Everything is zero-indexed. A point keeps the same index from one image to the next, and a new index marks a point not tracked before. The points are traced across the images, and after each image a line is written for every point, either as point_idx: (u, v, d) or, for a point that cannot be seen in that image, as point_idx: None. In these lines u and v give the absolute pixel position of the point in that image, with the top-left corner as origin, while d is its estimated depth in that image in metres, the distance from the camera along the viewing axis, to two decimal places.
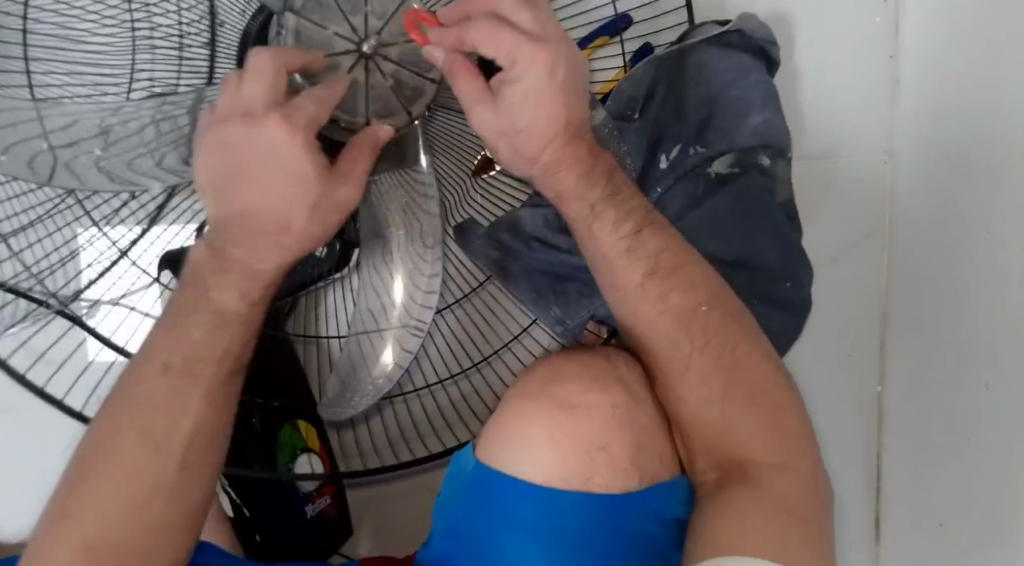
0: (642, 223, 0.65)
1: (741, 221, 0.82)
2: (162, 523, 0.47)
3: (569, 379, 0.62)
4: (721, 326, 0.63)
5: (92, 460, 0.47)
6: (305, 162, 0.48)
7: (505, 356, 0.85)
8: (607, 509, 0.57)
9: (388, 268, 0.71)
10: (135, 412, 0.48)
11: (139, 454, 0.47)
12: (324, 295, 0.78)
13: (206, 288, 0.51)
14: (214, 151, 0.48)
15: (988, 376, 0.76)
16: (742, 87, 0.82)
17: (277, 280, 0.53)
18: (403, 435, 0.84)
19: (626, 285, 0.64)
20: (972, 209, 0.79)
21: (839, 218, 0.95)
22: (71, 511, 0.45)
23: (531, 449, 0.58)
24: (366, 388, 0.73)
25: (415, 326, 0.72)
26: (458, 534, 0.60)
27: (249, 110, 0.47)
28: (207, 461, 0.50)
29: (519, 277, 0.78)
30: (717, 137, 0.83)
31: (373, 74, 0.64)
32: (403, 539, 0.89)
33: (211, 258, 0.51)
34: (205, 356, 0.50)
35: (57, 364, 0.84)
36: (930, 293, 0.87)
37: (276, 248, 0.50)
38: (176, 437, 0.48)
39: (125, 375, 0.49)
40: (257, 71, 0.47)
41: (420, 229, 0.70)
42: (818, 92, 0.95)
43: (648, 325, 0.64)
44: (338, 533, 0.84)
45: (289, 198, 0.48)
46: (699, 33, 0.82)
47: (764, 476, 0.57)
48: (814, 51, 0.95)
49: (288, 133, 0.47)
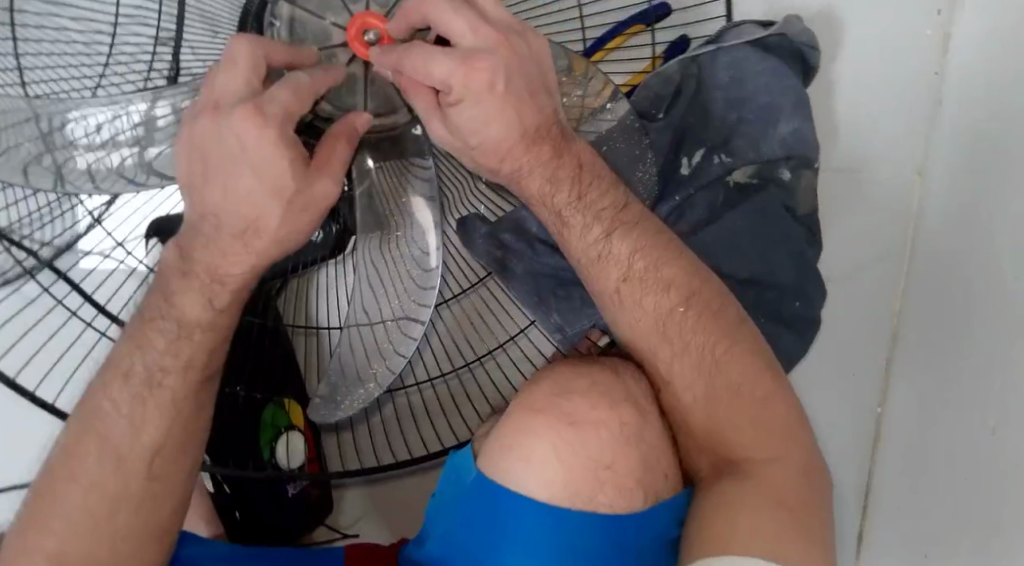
0: (612, 225, 0.63)
1: (756, 240, 0.79)
2: (135, 529, 0.51)
3: (577, 393, 0.60)
4: (698, 327, 0.62)
5: (62, 461, 0.51)
6: (287, 178, 0.46)
7: (499, 357, 0.83)
8: (611, 528, 0.56)
9: (383, 262, 0.66)
10: (101, 420, 0.52)
11: (100, 465, 0.51)
12: (315, 277, 0.75)
13: (170, 298, 0.51)
14: (193, 147, 0.46)
15: (997, 410, 0.76)
16: (774, 92, 0.79)
17: (249, 283, 0.52)
18: (391, 434, 0.83)
19: (607, 291, 0.64)
20: (991, 236, 0.79)
21: (851, 227, 0.95)
22: (41, 510, 0.50)
23: (536, 466, 0.56)
24: (357, 392, 0.68)
25: (412, 324, 0.66)
26: (455, 542, 0.59)
27: (220, 102, 0.45)
28: (177, 470, 0.54)
29: (521, 278, 0.76)
30: (743, 146, 0.80)
31: (372, 71, 0.61)
32: (385, 518, 0.90)
33: (178, 262, 0.51)
34: (169, 366, 0.52)
35: (30, 353, 0.79)
36: (947, 312, 0.87)
37: (246, 252, 0.49)
38: (138, 451, 0.52)
39: (97, 376, 0.53)
40: (233, 63, 0.45)
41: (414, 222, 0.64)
42: (851, 98, 0.94)
43: (630, 329, 0.64)
44: (318, 508, 0.85)
45: (257, 201, 0.46)
46: (742, 34, 0.81)
47: (756, 469, 0.58)
48: (863, 53, 0.93)
49: (258, 125, 0.43)
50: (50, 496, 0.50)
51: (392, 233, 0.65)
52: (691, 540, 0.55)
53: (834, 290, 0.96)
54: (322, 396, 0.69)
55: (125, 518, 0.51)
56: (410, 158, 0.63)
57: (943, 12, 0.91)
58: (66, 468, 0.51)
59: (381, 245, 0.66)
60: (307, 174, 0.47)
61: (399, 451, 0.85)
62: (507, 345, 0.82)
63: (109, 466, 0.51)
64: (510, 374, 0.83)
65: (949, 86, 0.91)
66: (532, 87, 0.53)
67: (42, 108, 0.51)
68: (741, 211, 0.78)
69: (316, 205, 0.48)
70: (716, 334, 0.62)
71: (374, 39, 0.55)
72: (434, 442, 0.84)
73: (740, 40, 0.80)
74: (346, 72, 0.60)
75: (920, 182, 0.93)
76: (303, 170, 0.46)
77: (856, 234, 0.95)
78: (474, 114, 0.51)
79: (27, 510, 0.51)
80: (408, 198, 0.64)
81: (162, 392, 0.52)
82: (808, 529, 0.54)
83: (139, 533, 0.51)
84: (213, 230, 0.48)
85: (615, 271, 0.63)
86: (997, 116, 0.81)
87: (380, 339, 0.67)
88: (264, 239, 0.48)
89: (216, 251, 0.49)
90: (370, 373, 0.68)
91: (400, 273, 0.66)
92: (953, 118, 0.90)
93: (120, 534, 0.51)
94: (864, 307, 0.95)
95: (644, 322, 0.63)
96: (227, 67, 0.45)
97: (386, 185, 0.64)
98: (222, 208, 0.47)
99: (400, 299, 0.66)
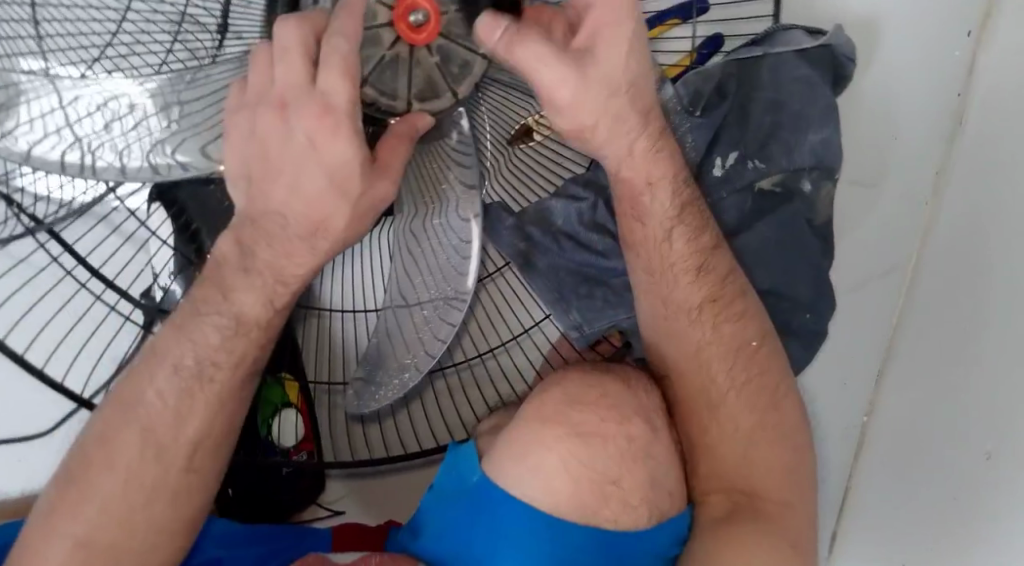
0: (718, 239, 0.64)
1: (779, 249, 0.79)
2: (172, 514, 0.52)
3: (589, 406, 0.58)
4: (729, 354, 0.64)
5: (102, 450, 0.51)
6: (350, 174, 0.45)
7: (512, 349, 0.77)
8: (610, 545, 0.55)
9: (416, 250, 0.62)
10: (143, 410, 0.51)
11: (144, 454, 0.51)
12: (351, 267, 0.73)
13: (225, 290, 0.51)
14: (255, 139, 0.46)
15: (989, 445, 0.75)
16: (807, 100, 0.77)
17: (307, 283, 0.52)
18: (402, 429, 0.77)
19: (703, 308, 0.64)
20: (987, 269, 0.78)
21: (868, 240, 0.93)
22: (83, 495, 0.51)
23: (543, 477, 0.55)
24: (391, 382, 0.64)
25: (452, 302, 0.61)
26: (449, 543, 0.57)
27: (285, 98, 0.44)
28: (214, 462, 0.54)
29: (544, 274, 0.72)
30: (779, 151, 0.77)
31: (419, 50, 0.52)
32: (375, 510, 0.89)
33: (237, 255, 0.50)
34: (219, 360, 0.52)
35: (40, 327, 0.77)
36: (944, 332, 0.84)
37: (310, 252, 0.49)
38: (180, 444, 0.52)
39: (139, 364, 0.52)
40: (286, 49, 0.44)
41: (456, 205, 0.59)
42: (876, 115, 0.91)
43: (674, 349, 0.64)
44: (311, 491, 0.84)
45: (319, 199, 0.46)
46: (786, 40, 0.76)
47: (771, 511, 0.59)
48: (897, 65, 0.90)
49: (330, 127, 0.43)
50: (84, 483, 0.51)
51: (427, 220, 0.61)
52: (695, 554, 0.57)
53: (843, 306, 0.94)
54: (356, 385, 0.66)
55: (160, 509, 0.52)
56: (449, 132, 0.58)
57: (971, 35, 0.87)
58: (103, 456, 0.51)
59: (417, 227, 0.62)
60: (371, 172, 0.47)
61: (406, 441, 0.78)
62: (520, 337, 0.77)
63: (149, 458, 0.51)
64: (524, 366, 0.77)
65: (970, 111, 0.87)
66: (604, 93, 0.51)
67: (65, 85, 0.50)
68: (770, 222, 0.78)
69: (373, 206, 0.49)
70: (769, 388, 0.63)
71: (422, 21, 0.50)
72: (441, 432, 0.78)
73: (786, 47, 0.75)
74: (386, 53, 0.52)
75: (932, 206, 0.91)
76: (367, 168, 0.46)
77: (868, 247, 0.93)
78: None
79: (63, 494, 0.51)
80: (450, 184, 0.59)
81: (211, 387, 0.52)
82: (807, 559, 0.58)
83: (171, 526, 0.53)
84: (277, 228, 0.48)
85: (697, 283, 0.63)
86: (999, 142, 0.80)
87: (413, 328, 0.63)
88: (331, 240, 0.49)
89: (280, 250, 0.49)
90: (400, 364, 0.63)
91: (438, 264, 0.61)
92: (977, 138, 0.85)
93: (154, 525, 0.52)
94: (864, 323, 0.94)
95: (711, 348, 0.64)
96: (281, 55, 0.44)
97: (423, 172, 0.60)
98: (289, 209, 0.47)
99: (437, 291, 0.62)
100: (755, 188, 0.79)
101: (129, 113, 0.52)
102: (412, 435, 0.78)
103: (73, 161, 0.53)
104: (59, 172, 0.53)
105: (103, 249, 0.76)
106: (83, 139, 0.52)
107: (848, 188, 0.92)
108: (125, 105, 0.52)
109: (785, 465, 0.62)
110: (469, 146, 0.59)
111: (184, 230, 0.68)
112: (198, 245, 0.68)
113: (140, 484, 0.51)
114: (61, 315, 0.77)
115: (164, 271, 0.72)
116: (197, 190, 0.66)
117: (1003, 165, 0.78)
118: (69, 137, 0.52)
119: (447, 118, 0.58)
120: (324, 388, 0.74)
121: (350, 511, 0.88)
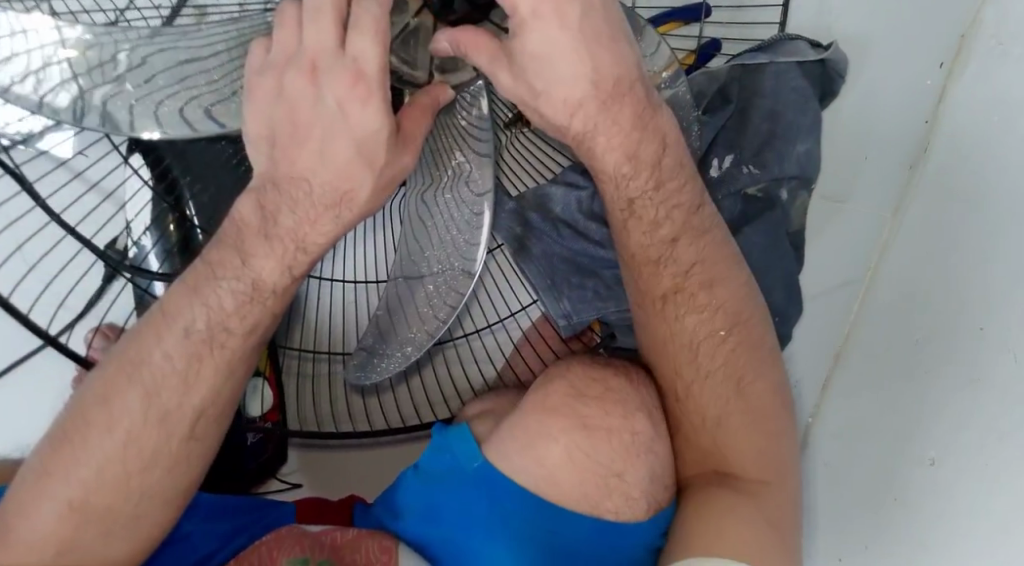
0: (681, 230, 0.60)
1: (769, 258, 0.78)
2: (173, 479, 0.51)
3: (592, 398, 0.59)
4: (731, 355, 0.60)
5: (103, 410, 0.49)
6: (381, 145, 0.45)
7: (498, 332, 0.80)
8: (611, 535, 0.56)
9: (427, 222, 0.61)
10: (146, 373, 0.50)
11: (148, 420, 0.49)
12: (363, 242, 0.75)
13: (243, 256, 0.50)
14: (282, 101, 0.44)
15: (935, 452, 0.77)
16: (799, 110, 0.77)
17: (325, 252, 0.51)
18: (387, 405, 0.77)
19: (648, 301, 0.61)
20: (942, 285, 0.79)
21: (838, 245, 0.89)
22: (81, 456, 0.49)
23: (547, 466, 0.56)
24: (394, 354, 0.65)
25: (462, 277, 0.61)
26: (437, 527, 0.59)
27: (316, 61, 0.43)
28: (216, 429, 0.52)
29: (538, 259, 0.71)
30: (775, 159, 0.76)
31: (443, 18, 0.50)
32: (330, 483, 0.85)
33: (259, 219, 0.49)
34: (233, 327, 0.50)
35: (19, 276, 0.74)
36: (902, 346, 0.82)
37: (335, 220, 0.49)
38: (184, 410, 0.50)
39: (143, 324, 0.51)
40: (317, 10, 0.42)
41: (473, 175, 0.58)
42: (854, 125, 0.87)
43: (656, 337, 0.61)
44: (272, 461, 0.80)
45: (346, 164, 0.46)
46: (790, 51, 0.77)
47: None
48: (887, 79, 0.86)
49: (363, 93, 0.43)
50: (80, 444, 0.49)
51: (439, 194, 0.60)
52: None
53: (809, 312, 0.90)
54: (359, 356, 0.66)
55: (157, 476, 0.50)
56: (471, 107, 0.55)
57: (945, 66, 0.83)
58: (102, 417, 0.49)
59: (428, 204, 0.61)
60: (397, 141, 0.46)
61: (391, 417, 0.77)
62: (507, 321, 0.79)
63: (151, 421, 0.49)
64: (507, 345, 0.79)
65: (937, 139, 0.83)
66: (615, 93, 0.49)
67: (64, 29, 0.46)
68: (757, 227, 0.76)
69: (398, 173, 0.48)
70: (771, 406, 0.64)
71: None
72: (425, 409, 0.77)
73: (787, 59, 0.76)
74: (411, 22, 0.50)
75: (891, 220, 0.86)
76: (394, 137, 0.46)
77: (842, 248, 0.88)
78: (547, 57, 0.46)
79: (56, 456, 0.49)
80: (464, 159, 0.58)
81: (221, 352, 0.51)
82: None
83: (166, 492, 0.51)
84: (302, 194, 0.47)
85: (704, 283, 0.60)
86: (955, 161, 0.81)
87: (420, 303, 0.64)
88: (356, 210, 0.48)
89: (302, 217, 0.48)
90: (405, 338, 0.64)
91: (448, 238, 0.61)
92: (943, 159, 0.82)
93: (149, 492, 0.50)
94: (822, 332, 0.89)
95: (705, 344, 0.60)
96: (313, 15, 0.42)
97: (439, 150, 0.58)
98: (316, 175, 0.46)
99: (446, 265, 0.62)
100: (743, 193, 0.77)
101: (121, 59, 0.48)
102: (396, 411, 0.77)
103: (54, 102, 0.48)
104: (35, 110, 0.49)
105: (79, 208, 0.73)
106: (74, 83, 0.48)
107: (819, 204, 0.89)
108: (125, 53, 0.47)
109: (759, 451, 0.58)
110: (488, 122, 0.56)
111: (168, 192, 0.65)
112: (176, 196, 0.65)
113: (144, 450, 0.49)
114: (42, 268, 0.74)
115: (138, 222, 0.68)
116: (191, 147, 0.64)
117: (963, 182, 0.80)
118: (62, 78, 0.47)
119: (459, 98, 0.55)
120: (308, 356, 0.74)
121: (307, 484, 0.85)
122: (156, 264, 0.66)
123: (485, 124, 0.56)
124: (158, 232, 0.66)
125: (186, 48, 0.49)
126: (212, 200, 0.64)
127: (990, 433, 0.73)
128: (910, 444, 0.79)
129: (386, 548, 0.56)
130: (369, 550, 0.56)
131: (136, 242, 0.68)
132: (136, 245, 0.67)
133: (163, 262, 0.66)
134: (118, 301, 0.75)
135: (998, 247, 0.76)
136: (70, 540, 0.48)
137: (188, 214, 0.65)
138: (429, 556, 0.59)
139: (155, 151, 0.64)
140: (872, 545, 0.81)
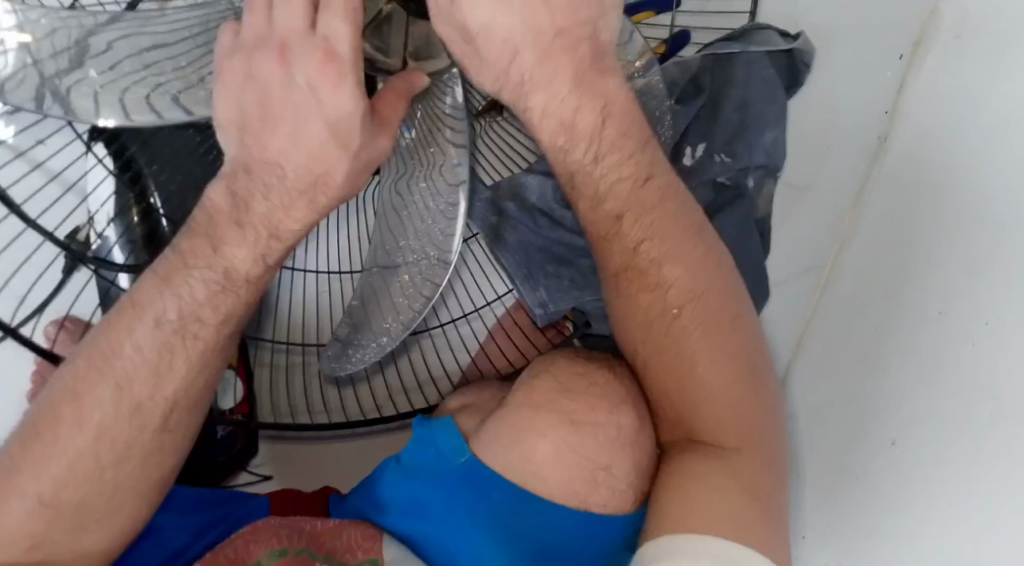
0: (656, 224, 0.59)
1: (740, 246, 0.78)
2: (148, 472, 0.50)
3: (574, 389, 0.59)
4: (707, 354, 0.58)
5: (72, 405, 0.48)
6: (353, 131, 0.44)
7: (473, 321, 0.79)
8: (599, 528, 0.56)
9: (401, 211, 0.61)
10: (119, 366, 0.48)
11: (121, 413, 0.48)
12: (337, 233, 0.74)
13: (216, 244, 0.49)
14: (253, 86, 0.43)
15: (896, 433, 0.76)
16: (766, 100, 0.77)
17: (300, 241, 0.51)
18: (361, 396, 0.76)
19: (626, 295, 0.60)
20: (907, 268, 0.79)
21: (799, 238, 0.93)
22: (50, 452, 0.47)
23: (529, 455, 0.57)
24: (369, 344, 0.64)
25: (441, 262, 0.61)
26: (419, 520, 0.59)
27: (286, 42, 0.42)
28: (190, 422, 0.51)
29: (513, 249, 0.71)
30: (745, 148, 0.77)
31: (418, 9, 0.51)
32: (300, 477, 0.84)
33: (232, 208, 0.48)
34: (207, 316, 0.49)
35: None
36: (860, 333, 0.84)
37: (309, 208, 0.48)
38: (158, 402, 0.49)
39: (108, 317, 0.50)
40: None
41: (447, 165, 0.57)
42: (819, 116, 0.90)
43: (635, 331, 0.60)
44: (242, 456, 0.79)
45: (319, 151, 0.45)
46: (762, 42, 0.78)
47: None
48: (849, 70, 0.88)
49: (336, 77, 0.42)
50: (50, 441, 0.47)
51: (414, 182, 0.59)
52: None
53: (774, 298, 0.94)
54: (333, 346, 0.65)
55: (131, 469, 0.49)
56: (444, 93, 0.55)
57: (904, 57, 0.85)
58: (73, 412, 0.48)
59: (403, 190, 0.60)
60: (372, 127, 0.45)
61: (365, 407, 0.76)
62: (482, 311, 0.79)
63: (124, 414, 0.48)
64: (482, 333, 0.79)
65: (896, 133, 0.85)
66: None
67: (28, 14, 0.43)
68: (728, 215, 0.77)
69: (374, 159, 0.47)
70: None
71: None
72: (399, 396, 0.77)
73: (760, 49, 0.77)
74: (383, 8, 0.51)
75: (851, 211, 0.89)
76: (369, 120, 0.45)
77: (805, 241, 0.92)
78: None
79: (24, 453, 0.48)
80: (441, 151, 0.57)
81: (195, 344, 0.49)
82: None
83: (140, 485, 0.50)
84: (276, 180, 0.46)
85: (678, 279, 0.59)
86: (913, 146, 0.82)
87: (394, 291, 0.63)
88: (331, 196, 0.47)
89: (277, 204, 0.47)
90: (382, 327, 0.64)
91: (423, 228, 0.60)
92: (906, 145, 0.83)
93: (123, 485, 0.49)
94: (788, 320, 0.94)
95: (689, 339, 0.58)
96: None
97: (421, 137, 0.58)
98: (289, 160, 0.45)
99: (421, 254, 0.61)
100: (715, 181, 0.78)
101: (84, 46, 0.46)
102: (371, 403, 0.76)
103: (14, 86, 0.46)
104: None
105: (43, 201, 0.71)
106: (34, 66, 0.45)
107: (785, 191, 0.93)
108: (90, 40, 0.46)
109: None
110: (462, 111, 0.56)
111: (132, 183, 0.63)
112: (140, 186, 0.63)
113: (118, 443, 0.48)
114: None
115: (101, 213, 0.65)
116: (156, 134, 0.62)
117: (929, 162, 0.79)
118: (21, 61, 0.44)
119: (434, 85, 0.54)
120: (281, 348, 0.72)
121: (276, 476, 0.83)
122: (121, 256, 0.63)
123: (461, 114, 0.56)
124: (122, 223, 0.63)
125: (151, 34, 0.48)
126: (180, 188, 0.63)
127: (946, 414, 0.71)
128: (876, 427, 0.79)
129: (370, 534, 0.57)
130: (350, 537, 0.57)
131: (99, 233, 0.64)
132: (99, 237, 0.64)
133: (128, 255, 0.63)
134: (83, 297, 0.74)
135: (957, 230, 0.74)
136: (41, 536, 0.47)
137: (153, 204, 0.63)
138: (417, 551, 0.58)
139: (115, 139, 0.62)
140: (833, 521, 0.83)
